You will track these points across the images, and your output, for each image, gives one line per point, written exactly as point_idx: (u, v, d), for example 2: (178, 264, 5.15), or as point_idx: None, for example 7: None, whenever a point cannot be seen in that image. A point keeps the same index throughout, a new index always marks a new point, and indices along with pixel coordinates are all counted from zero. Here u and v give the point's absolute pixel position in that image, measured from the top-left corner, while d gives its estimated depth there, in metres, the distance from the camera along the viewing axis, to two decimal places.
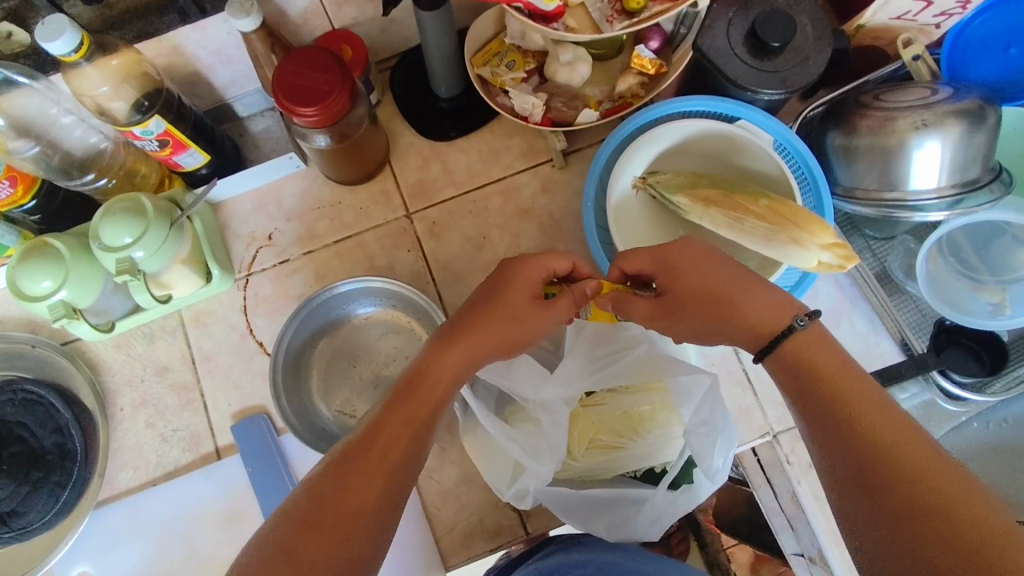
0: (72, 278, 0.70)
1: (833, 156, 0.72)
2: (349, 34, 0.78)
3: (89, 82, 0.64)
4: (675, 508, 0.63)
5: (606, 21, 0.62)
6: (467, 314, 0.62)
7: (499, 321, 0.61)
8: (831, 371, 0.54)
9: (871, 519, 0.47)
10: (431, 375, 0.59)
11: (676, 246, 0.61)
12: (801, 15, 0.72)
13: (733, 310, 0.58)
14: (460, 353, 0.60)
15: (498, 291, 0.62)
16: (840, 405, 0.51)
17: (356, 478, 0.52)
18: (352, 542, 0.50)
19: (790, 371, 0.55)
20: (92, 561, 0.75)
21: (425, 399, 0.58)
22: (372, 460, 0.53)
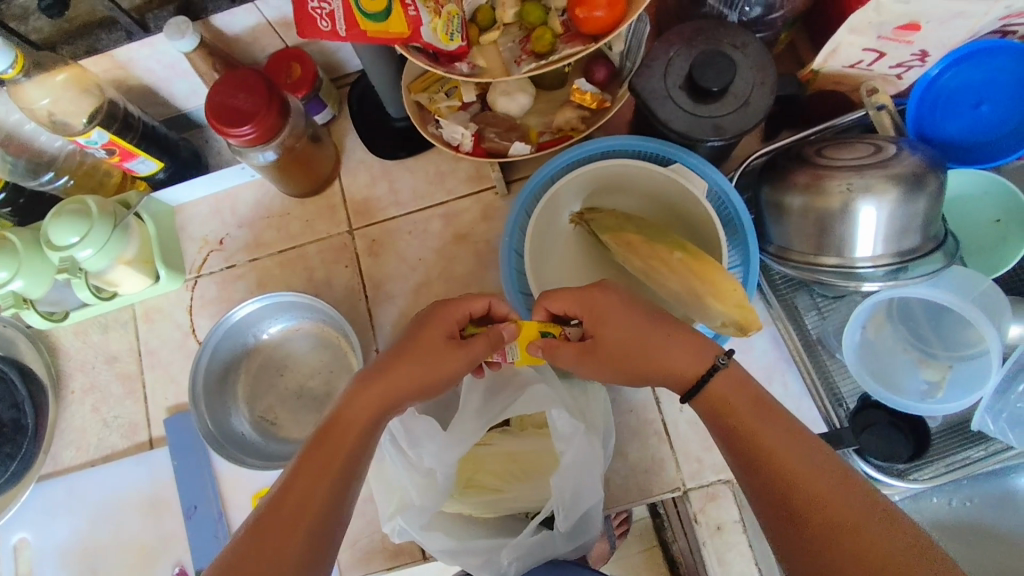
0: (24, 270, 0.76)
1: (765, 212, 0.68)
2: (299, 53, 0.80)
3: (31, 96, 0.68)
4: (540, 550, 0.62)
5: (516, 62, 0.62)
6: (384, 361, 0.59)
7: (421, 365, 0.59)
8: (745, 408, 0.53)
9: (792, 553, 0.48)
10: (345, 419, 0.56)
11: (601, 291, 0.59)
12: (745, 58, 0.68)
13: (653, 359, 0.56)
14: (379, 397, 0.57)
15: (413, 337, 0.60)
16: (755, 443, 0.52)
17: (274, 540, 0.50)
18: None
19: (708, 413, 0.55)
20: (32, 529, 0.82)
21: (343, 442, 0.55)
22: (290, 520, 0.51)
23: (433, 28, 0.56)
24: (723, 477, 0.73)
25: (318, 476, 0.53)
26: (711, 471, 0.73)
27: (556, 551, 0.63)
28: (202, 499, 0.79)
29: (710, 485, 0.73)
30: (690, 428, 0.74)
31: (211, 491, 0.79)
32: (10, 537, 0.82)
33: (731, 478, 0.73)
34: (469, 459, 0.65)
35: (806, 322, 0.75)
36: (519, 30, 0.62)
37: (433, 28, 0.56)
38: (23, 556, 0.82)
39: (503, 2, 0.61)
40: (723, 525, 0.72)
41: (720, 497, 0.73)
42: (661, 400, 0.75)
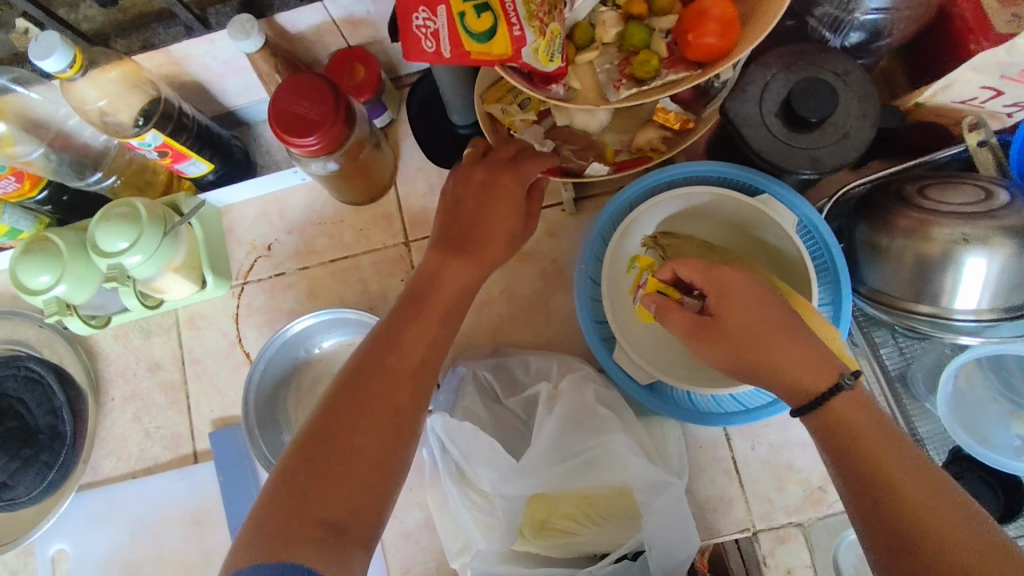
0: (68, 275, 0.72)
1: (860, 252, 0.65)
2: (363, 54, 0.75)
3: (85, 96, 0.63)
4: None
5: (612, 85, 0.56)
6: (465, 226, 0.65)
7: (481, 244, 0.65)
8: (864, 429, 0.48)
9: None
10: (440, 295, 0.62)
11: (733, 268, 0.55)
12: (849, 86, 0.63)
13: (764, 351, 0.51)
14: (447, 268, 0.63)
15: (476, 204, 0.66)
16: (871, 466, 0.47)
17: (377, 377, 0.55)
18: (362, 449, 0.52)
19: (817, 426, 0.50)
20: (71, 540, 0.79)
21: (434, 314, 0.61)
22: (388, 375, 0.55)
23: (535, 49, 0.50)
24: (795, 519, 0.72)
25: (416, 349, 0.58)
26: (782, 513, 0.72)
27: None
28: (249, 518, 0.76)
29: (780, 528, 0.72)
30: (760, 465, 0.73)
31: None
32: (48, 548, 0.80)
33: (803, 521, 0.72)
34: (542, 501, 0.62)
35: (886, 359, 0.71)
36: (618, 52, 0.57)
37: (535, 48, 0.51)
38: (60, 568, 0.79)
39: (604, 20, 0.57)
40: (793, 570, 0.71)
41: (791, 540, 0.72)
42: (731, 438, 0.74)
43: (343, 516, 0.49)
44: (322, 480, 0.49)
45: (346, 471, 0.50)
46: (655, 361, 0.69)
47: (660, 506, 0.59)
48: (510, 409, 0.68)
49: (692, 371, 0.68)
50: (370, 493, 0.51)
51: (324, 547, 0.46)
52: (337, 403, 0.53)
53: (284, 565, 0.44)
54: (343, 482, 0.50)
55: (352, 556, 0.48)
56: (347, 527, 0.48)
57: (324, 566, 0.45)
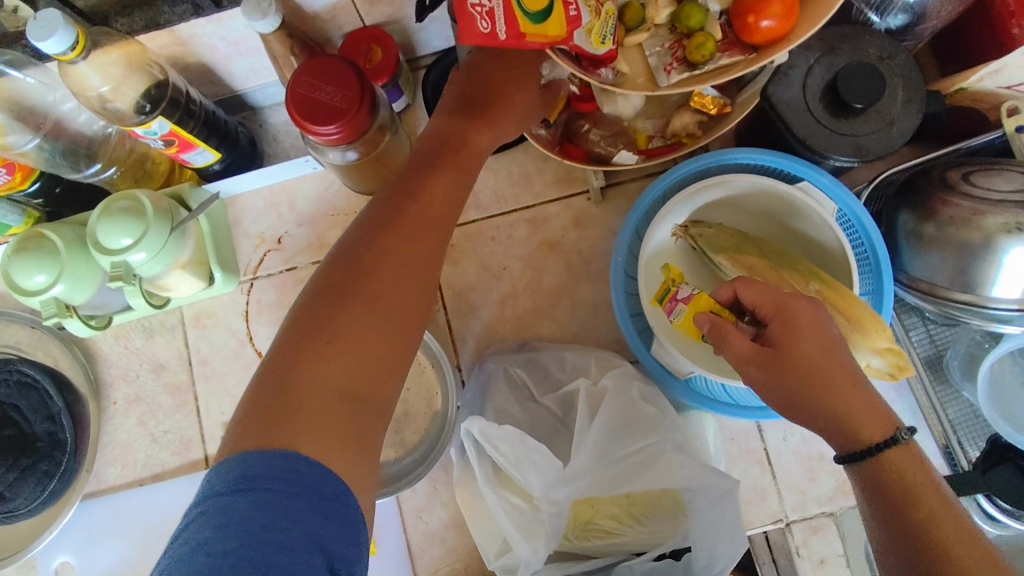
0: (67, 274, 0.67)
1: (902, 241, 0.64)
2: (380, 33, 0.71)
3: (88, 81, 0.58)
4: None
5: (663, 70, 0.54)
6: (485, 92, 0.61)
7: (501, 115, 0.62)
8: (935, 512, 0.45)
9: None
10: (458, 151, 0.59)
11: (812, 304, 0.52)
12: (893, 71, 0.62)
13: (823, 391, 0.49)
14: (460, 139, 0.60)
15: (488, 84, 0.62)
16: (935, 550, 0.44)
17: (398, 232, 0.53)
18: (382, 303, 0.50)
19: (875, 494, 0.48)
20: (75, 553, 0.75)
21: (446, 178, 0.57)
22: (401, 236, 0.53)
23: (589, 30, 0.49)
24: (827, 509, 0.71)
25: (428, 219, 0.55)
26: (816, 504, 0.71)
27: None
28: None
29: (813, 517, 0.71)
30: (793, 457, 0.72)
31: None
32: (51, 560, 0.76)
33: (835, 511, 0.71)
34: (586, 501, 0.60)
35: (915, 345, 0.71)
36: (670, 34, 0.54)
37: (589, 29, 0.49)
38: None
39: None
40: (826, 559, 0.70)
41: (824, 530, 0.71)
42: (763, 430, 0.72)
43: (356, 389, 0.47)
44: (333, 351, 0.47)
45: (357, 338, 0.48)
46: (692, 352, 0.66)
47: (708, 501, 0.56)
48: (543, 405, 0.67)
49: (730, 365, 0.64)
50: (384, 371, 0.49)
51: (338, 424, 0.45)
52: (344, 270, 0.50)
53: (288, 448, 0.43)
54: (355, 358, 0.47)
55: (366, 432, 0.47)
56: (362, 399, 0.47)
57: (322, 435, 0.44)
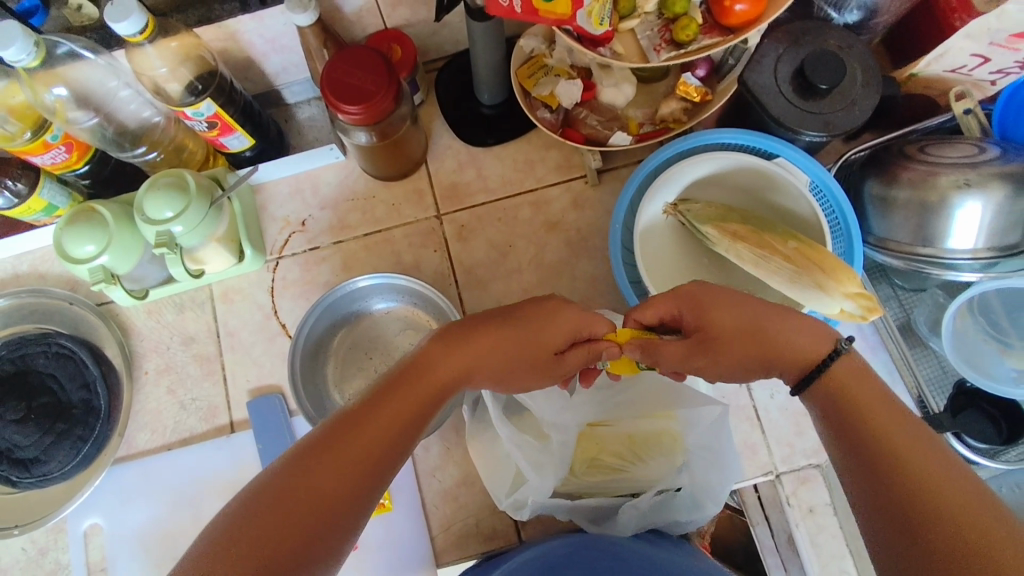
0: (113, 245, 0.73)
1: (869, 205, 0.71)
2: (399, 34, 0.79)
3: (151, 63, 0.67)
4: (661, 518, 0.64)
5: (654, 49, 0.63)
6: (528, 311, 0.59)
7: (536, 317, 0.59)
8: (872, 406, 0.50)
9: (878, 515, 0.47)
10: (481, 336, 0.57)
11: (694, 285, 0.59)
12: (851, 58, 0.71)
13: (762, 343, 0.55)
14: (468, 358, 0.55)
15: (535, 309, 0.59)
16: (874, 442, 0.48)
17: (378, 411, 0.50)
18: (339, 492, 0.46)
19: (827, 407, 0.52)
20: (103, 515, 0.79)
21: (443, 378, 0.54)
22: (378, 419, 0.50)
23: (590, 13, 0.56)
24: (814, 461, 0.76)
25: (386, 425, 0.50)
26: (803, 455, 0.76)
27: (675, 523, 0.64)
28: None
29: (800, 469, 0.76)
30: (780, 413, 0.77)
31: None
32: (80, 523, 0.79)
33: (821, 463, 0.76)
34: (590, 437, 0.66)
35: (892, 309, 0.78)
36: (658, 20, 0.63)
37: (590, 12, 0.56)
38: (95, 543, 0.79)
39: None
40: (815, 508, 0.75)
41: (811, 480, 0.75)
42: (752, 387, 0.78)
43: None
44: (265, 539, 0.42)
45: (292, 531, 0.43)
46: None
47: (701, 430, 0.63)
48: None
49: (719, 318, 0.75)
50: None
51: None
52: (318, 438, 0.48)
53: None
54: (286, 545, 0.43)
55: None
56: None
57: None
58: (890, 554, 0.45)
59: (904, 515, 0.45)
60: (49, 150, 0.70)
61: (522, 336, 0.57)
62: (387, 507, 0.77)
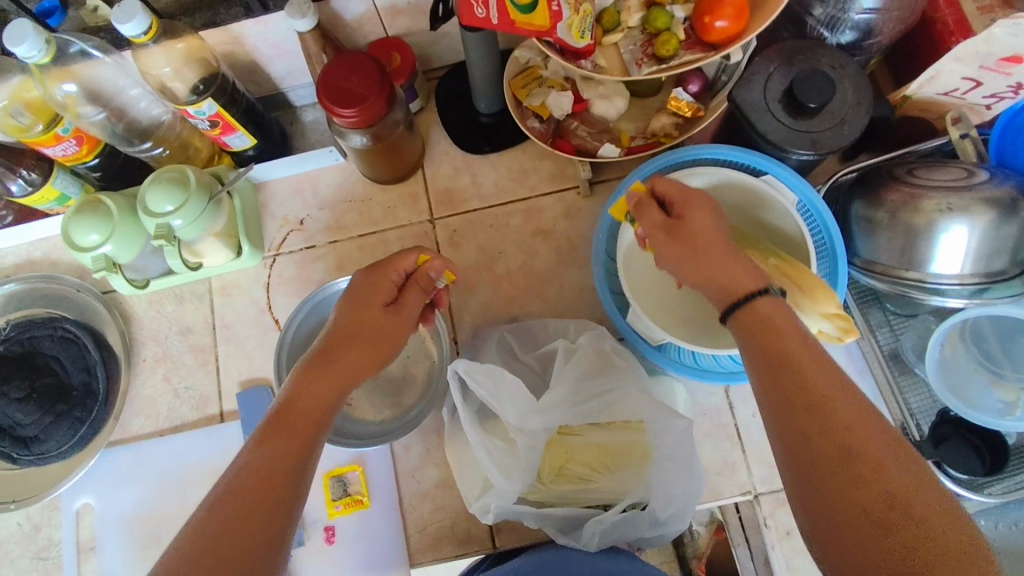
0: (116, 235, 0.76)
1: (855, 226, 0.70)
2: (399, 43, 0.82)
3: (155, 63, 0.70)
4: (625, 534, 0.63)
5: (636, 64, 0.63)
6: (358, 297, 0.63)
7: (370, 294, 0.63)
8: (793, 340, 0.50)
9: (794, 454, 0.46)
10: (338, 345, 0.59)
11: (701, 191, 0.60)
12: (844, 78, 0.71)
13: (714, 267, 0.55)
14: (331, 358, 0.59)
15: (362, 292, 0.63)
16: (800, 389, 0.47)
17: (270, 457, 0.52)
18: (258, 541, 0.48)
19: (751, 341, 0.51)
20: (95, 496, 0.82)
21: (320, 401, 0.56)
22: (271, 464, 0.51)
23: (569, 25, 0.57)
24: None
25: (270, 469, 0.51)
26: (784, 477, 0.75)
27: (639, 537, 0.64)
28: None
29: (780, 491, 0.75)
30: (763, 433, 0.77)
31: None
32: (72, 503, 0.82)
33: None
34: (559, 445, 0.65)
35: (881, 331, 0.76)
36: (642, 35, 0.64)
37: (569, 24, 0.57)
38: (85, 522, 0.82)
39: (630, 6, 0.63)
40: (793, 532, 0.74)
41: None
42: (734, 405, 0.77)
43: None
44: None
45: None
46: (671, 326, 0.75)
47: (670, 440, 0.62)
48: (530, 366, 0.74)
49: (699, 333, 0.75)
50: None
51: None
52: (223, 508, 0.49)
53: None
54: None
55: None
56: None
57: None
58: (814, 498, 0.45)
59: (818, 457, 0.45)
60: (59, 142, 0.73)
61: (365, 318, 0.62)
62: (365, 504, 0.78)
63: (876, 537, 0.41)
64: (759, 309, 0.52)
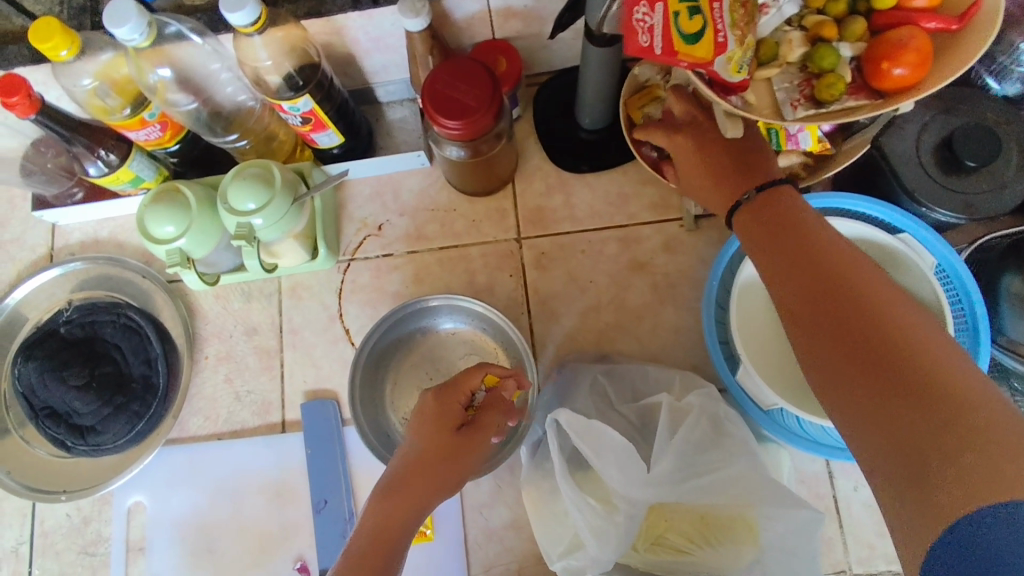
0: (193, 229, 0.71)
1: (1004, 302, 0.66)
2: (507, 47, 0.75)
3: (257, 53, 0.65)
4: None
5: (790, 104, 0.54)
6: (430, 417, 0.62)
7: (442, 413, 0.62)
8: (813, 229, 0.51)
9: (806, 327, 0.47)
10: (414, 472, 0.59)
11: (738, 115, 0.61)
12: (1009, 135, 0.65)
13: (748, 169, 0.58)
14: (411, 483, 0.59)
15: (436, 411, 0.62)
16: (815, 265, 0.49)
17: None
18: None
19: (768, 233, 0.53)
20: (147, 494, 0.79)
21: (395, 530, 0.57)
22: None
23: (730, 58, 0.49)
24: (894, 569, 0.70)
25: None
26: (883, 560, 0.69)
27: None
28: (335, 495, 0.76)
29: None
30: (862, 509, 0.71)
31: (347, 488, 0.76)
32: (125, 500, 0.79)
33: None
34: (658, 512, 0.61)
35: None
36: (800, 73, 0.55)
37: (731, 57, 0.49)
38: (136, 521, 0.79)
39: (790, 39, 0.55)
40: None
41: None
42: (834, 475, 0.72)
43: None
44: None
45: None
46: (780, 385, 0.68)
47: (785, 531, 0.57)
48: (623, 415, 0.69)
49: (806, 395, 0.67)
50: None
51: None
52: None
53: None
54: None
55: None
56: None
57: None
58: (836, 387, 0.44)
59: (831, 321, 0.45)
60: (145, 126, 0.69)
61: (439, 441, 0.61)
62: (428, 537, 0.74)
63: (895, 404, 0.40)
64: (779, 206, 0.54)
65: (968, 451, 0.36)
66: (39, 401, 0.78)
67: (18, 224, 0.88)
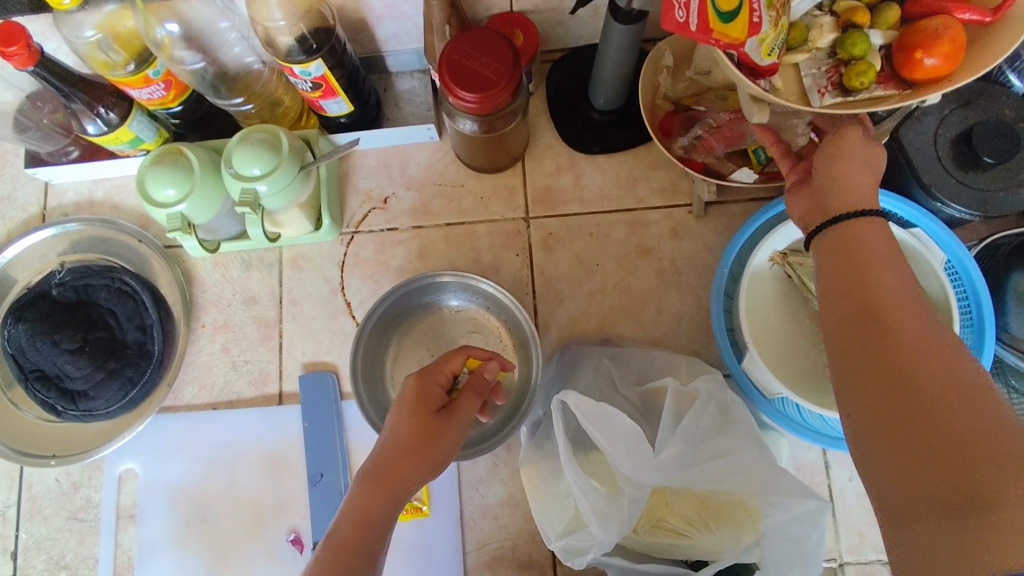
0: (194, 194, 0.69)
1: (1010, 300, 0.67)
2: (524, 20, 0.74)
3: (269, 11, 0.64)
4: None
5: (818, 91, 0.53)
6: (409, 399, 0.60)
7: (422, 393, 0.60)
8: (876, 257, 0.48)
9: (855, 364, 0.45)
10: (395, 457, 0.56)
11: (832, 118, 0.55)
12: None
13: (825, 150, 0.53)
14: (392, 467, 0.56)
15: (417, 393, 0.60)
16: (873, 300, 0.46)
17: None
18: None
19: (831, 253, 0.50)
20: (139, 462, 0.78)
21: (374, 513, 0.54)
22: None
23: (762, 41, 0.48)
24: (883, 557, 0.70)
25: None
26: (874, 549, 0.70)
27: None
28: (332, 470, 0.75)
29: (868, 563, 0.70)
30: (855, 498, 0.72)
31: (343, 462, 0.75)
32: (116, 466, 0.78)
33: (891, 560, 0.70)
34: (659, 494, 0.62)
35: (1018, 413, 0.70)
36: (828, 59, 0.54)
37: (763, 39, 0.48)
38: (128, 488, 0.78)
39: (820, 25, 0.54)
40: None
41: None
42: (830, 465, 0.72)
43: None
44: None
45: None
46: (784, 375, 0.67)
47: (791, 519, 0.57)
48: (626, 397, 0.69)
49: (812, 386, 0.67)
50: None
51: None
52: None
53: None
54: None
55: None
56: None
57: None
58: (875, 429, 0.43)
59: (882, 363, 0.43)
60: (148, 84, 0.67)
61: (419, 421, 0.58)
62: (425, 513, 0.74)
63: (935, 461, 0.39)
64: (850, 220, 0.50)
65: (982, 519, 0.36)
66: (29, 364, 0.76)
67: (8, 181, 0.85)
